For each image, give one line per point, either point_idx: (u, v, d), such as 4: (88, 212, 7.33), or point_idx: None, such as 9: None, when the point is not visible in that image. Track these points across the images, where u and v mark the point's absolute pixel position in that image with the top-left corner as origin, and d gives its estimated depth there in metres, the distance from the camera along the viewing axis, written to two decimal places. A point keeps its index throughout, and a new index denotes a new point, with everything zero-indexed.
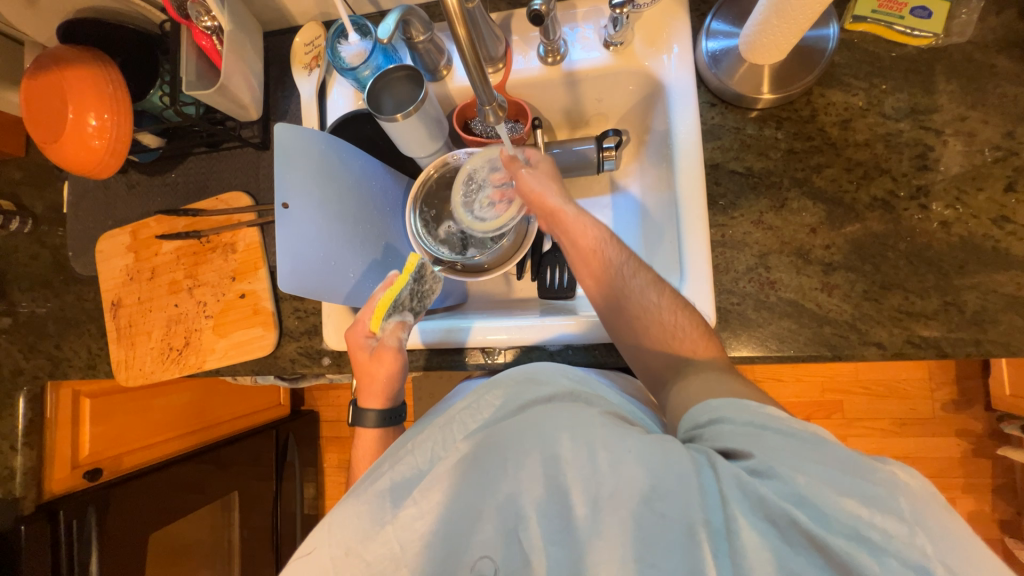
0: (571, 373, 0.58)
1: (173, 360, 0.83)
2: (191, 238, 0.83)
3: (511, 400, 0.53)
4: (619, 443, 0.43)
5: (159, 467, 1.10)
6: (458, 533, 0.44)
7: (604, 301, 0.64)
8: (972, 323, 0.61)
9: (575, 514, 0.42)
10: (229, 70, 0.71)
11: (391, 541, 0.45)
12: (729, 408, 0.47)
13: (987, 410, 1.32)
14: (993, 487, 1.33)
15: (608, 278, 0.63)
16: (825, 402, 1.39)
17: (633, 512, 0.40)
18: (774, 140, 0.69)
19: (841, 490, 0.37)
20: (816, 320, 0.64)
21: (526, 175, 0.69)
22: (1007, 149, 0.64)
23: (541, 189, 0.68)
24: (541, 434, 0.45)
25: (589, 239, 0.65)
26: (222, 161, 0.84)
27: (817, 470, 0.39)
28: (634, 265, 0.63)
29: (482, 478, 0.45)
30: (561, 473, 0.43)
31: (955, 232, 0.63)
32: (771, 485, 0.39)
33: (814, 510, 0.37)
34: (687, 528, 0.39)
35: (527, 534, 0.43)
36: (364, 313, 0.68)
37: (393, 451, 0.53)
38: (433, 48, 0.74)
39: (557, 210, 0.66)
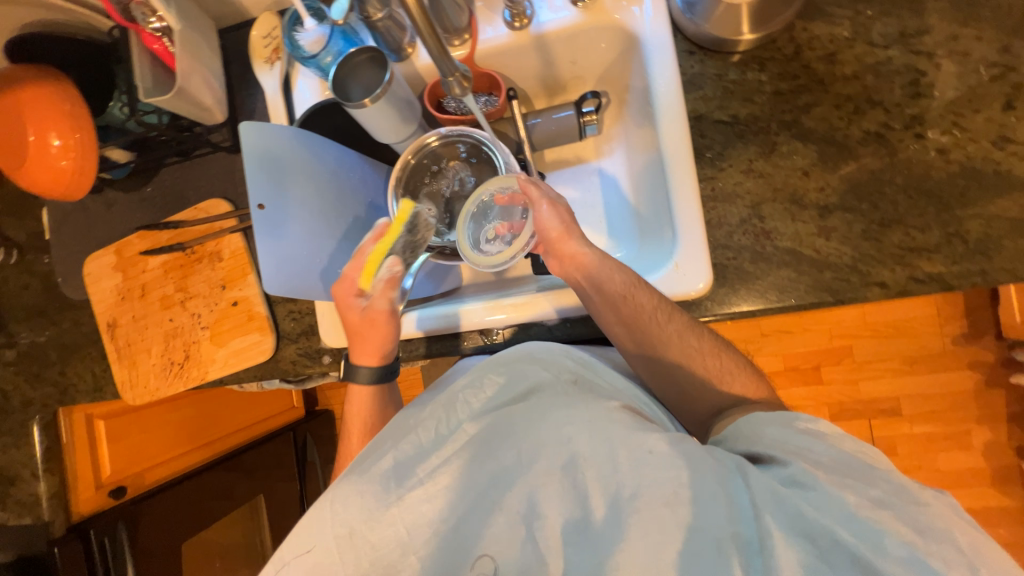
0: (574, 352, 0.58)
1: (177, 374, 0.83)
2: (176, 251, 0.81)
3: (512, 385, 0.54)
4: (640, 441, 0.44)
5: (186, 477, 1.13)
6: (471, 525, 0.46)
7: (631, 340, 0.61)
8: (976, 252, 0.59)
9: (594, 515, 0.43)
10: (186, 72, 0.69)
11: (398, 523, 0.46)
12: (769, 419, 0.50)
13: (998, 340, 1.31)
14: (1009, 415, 1.32)
15: (640, 324, 0.61)
16: (834, 348, 1.39)
17: (659, 517, 0.41)
18: (758, 84, 0.66)
19: (897, 516, 0.38)
20: (815, 266, 0.63)
21: (548, 209, 0.65)
22: (1004, 65, 0.60)
23: (564, 226, 0.65)
24: (561, 430, 0.47)
25: (621, 273, 0.62)
26: (195, 168, 0.82)
27: (868, 493, 0.40)
28: (667, 309, 0.61)
29: (499, 472, 0.47)
30: (579, 472, 0.44)
31: (953, 158, 0.60)
32: (816, 502, 0.40)
33: (860, 530, 0.38)
34: (716, 545, 0.39)
35: (543, 532, 0.44)
36: (353, 268, 0.66)
37: (395, 432, 0.53)
38: (393, 25, 0.71)
39: (578, 253, 0.64)
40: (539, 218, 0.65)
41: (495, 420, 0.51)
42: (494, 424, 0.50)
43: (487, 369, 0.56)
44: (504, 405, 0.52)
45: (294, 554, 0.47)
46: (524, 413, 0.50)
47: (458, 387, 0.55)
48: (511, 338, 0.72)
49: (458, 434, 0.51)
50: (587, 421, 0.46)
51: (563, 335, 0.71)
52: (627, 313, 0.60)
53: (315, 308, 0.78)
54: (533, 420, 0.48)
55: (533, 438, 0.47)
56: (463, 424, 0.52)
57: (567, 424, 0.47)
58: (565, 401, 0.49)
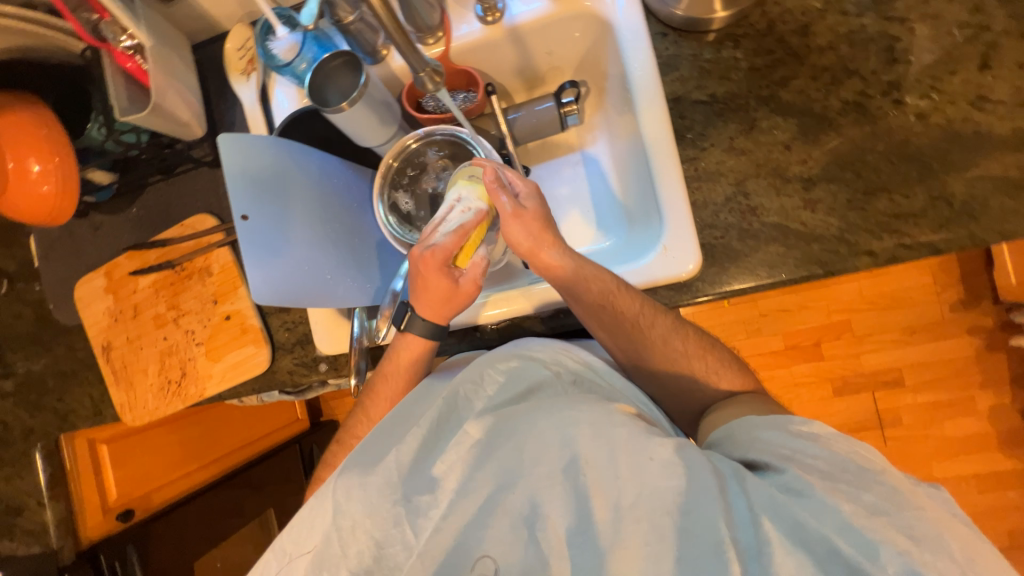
0: (570, 356, 0.58)
1: (175, 393, 0.83)
2: (166, 269, 0.81)
3: (514, 381, 0.55)
4: (642, 446, 0.43)
5: (196, 494, 1.13)
6: (473, 530, 0.45)
7: (614, 341, 0.63)
8: (963, 214, 0.59)
9: (597, 519, 0.42)
10: (161, 88, 0.69)
11: (403, 524, 0.47)
12: (763, 423, 0.49)
13: (995, 303, 1.31)
14: (1012, 377, 1.32)
15: (623, 329, 0.62)
16: (834, 324, 1.39)
17: (657, 525, 0.41)
18: (734, 61, 0.66)
19: (893, 523, 0.37)
20: (803, 239, 0.63)
21: (515, 225, 0.62)
22: (977, 25, 0.60)
23: (533, 242, 0.62)
24: (562, 430, 0.47)
25: (600, 284, 0.61)
26: (179, 185, 0.82)
27: (862, 499, 0.39)
28: (650, 314, 0.62)
29: (501, 472, 0.47)
30: (581, 474, 0.44)
31: (933, 122, 0.60)
32: (813, 511, 0.39)
33: (856, 539, 0.37)
34: (716, 548, 0.39)
35: (546, 533, 0.44)
36: (456, 241, 0.61)
37: (403, 425, 0.55)
38: (366, 27, 0.70)
39: (552, 265, 0.62)
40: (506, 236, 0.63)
41: (500, 419, 0.51)
42: (498, 424, 0.51)
43: (489, 367, 0.56)
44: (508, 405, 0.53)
45: (295, 541, 0.49)
46: (526, 413, 0.50)
47: (460, 381, 0.55)
48: (505, 332, 0.72)
49: (462, 434, 0.51)
50: (590, 423, 0.46)
51: (558, 326, 0.71)
52: (606, 321, 0.61)
53: (308, 316, 0.78)
54: (535, 419, 0.48)
55: (534, 438, 0.47)
56: (467, 423, 0.52)
57: (569, 425, 0.47)
58: (567, 403, 0.49)
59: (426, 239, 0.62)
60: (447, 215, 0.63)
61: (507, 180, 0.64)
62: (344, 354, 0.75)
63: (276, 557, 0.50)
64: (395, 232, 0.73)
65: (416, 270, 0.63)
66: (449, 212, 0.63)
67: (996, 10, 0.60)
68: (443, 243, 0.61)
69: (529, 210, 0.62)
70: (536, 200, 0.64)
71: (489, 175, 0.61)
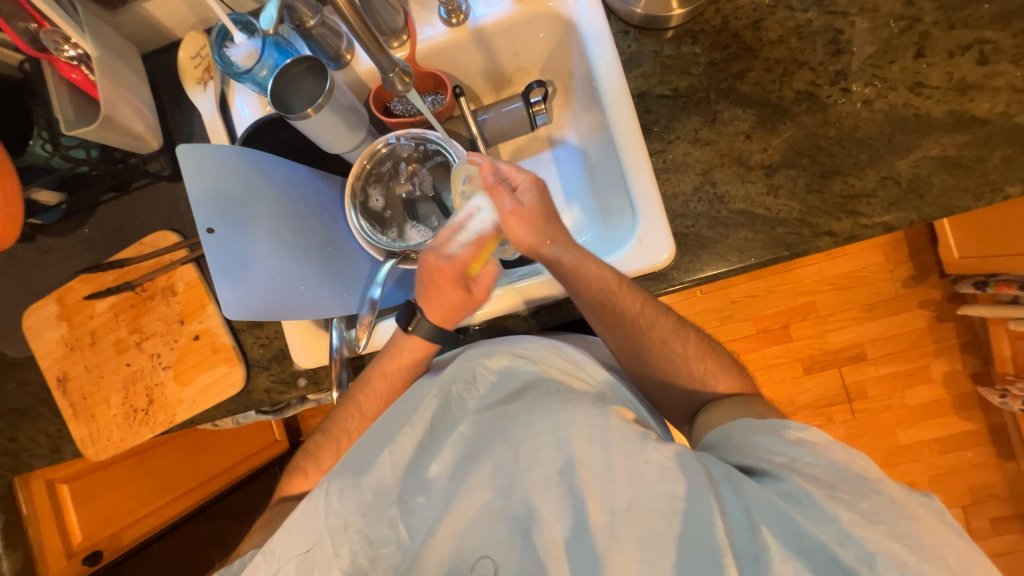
0: (559, 355, 0.58)
1: (143, 421, 0.78)
2: (124, 291, 0.77)
3: (506, 381, 0.55)
4: (638, 451, 0.45)
5: (169, 530, 1.11)
6: (469, 534, 0.46)
7: (614, 335, 0.64)
8: (910, 193, 0.63)
9: (593, 521, 0.43)
10: (111, 99, 0.65)
11: (396, 525, 0.49)
12: (759, 428, 0.49)
13: (942, 277, 1.41)
14: (961, 345, 1.42)
15: (625, 326, 0.63)
16: (800, 306, 1.45)
17: (652, 528, 0.42)
18: (693, 56, 0.69)
19: (891, 532, 0.38)
20: (768, 223, 0.66)
21: (513, 222, 0.61)
22: (910, 17, 0.65)
23: (534, 236, 0.62)
24: (557, 431, 0.48)
25: (602, 283, 0.61)
26: (135, 202, 0.78)
27: (860, 508, 0.39)
28: (654, 315, 0.63)
29: (495, 472, 0.47)
30: (577, 477, 0.44)
31: (877, 108, 0.65)
32: (813, 518, 0.39)
33: (857, 549, 0.37)
34: (713, 553, 0.39)
35: (541, 536, 0.44)
36: (473, 253, 0.63)
37: (398, 421, 0.56)
38: (328, 32, 0.69)
39: (553, 262, 0.62)
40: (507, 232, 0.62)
41: (492, 418, 0.52)
42: (492, 423, 0.51)
43: (480, 366, 0.57)
44: (501, 403, 0.54)
45: (285, 543, 0.49)
46: (520, 413, 0.51)
47: (451, 379, 0.56)
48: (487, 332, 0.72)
49: (457, 435, 0.52)
50: (585, 425, 0.47)
51: (541, 323, 0.71)
52: (606, 320, 0.63)
53: (283, 330, 0.75)
54: (529, 420, 0.49)
55: (528, 439, 0.48)
56: (462, 425, 0.53)
57: (564, 427, 0.48)
58: (561, 405, 0.50)
59: (441, 248, 0.63)
60: (465, 224, 0.63)
61: (504, 175, 0.63)
62: (323, 367, 0.73)
63: (263, 557, 0.49)
64: (369, 239, 0.72)
65: (425, 276, 0.64)
66: (468, 219, 0.64)
67: (926, 3, 0.65)
68: (459, 253, 0.62)
69: (527, 205, 0.61)
70: (535, 193, 0.62)
71: (488, 175, 0.62)
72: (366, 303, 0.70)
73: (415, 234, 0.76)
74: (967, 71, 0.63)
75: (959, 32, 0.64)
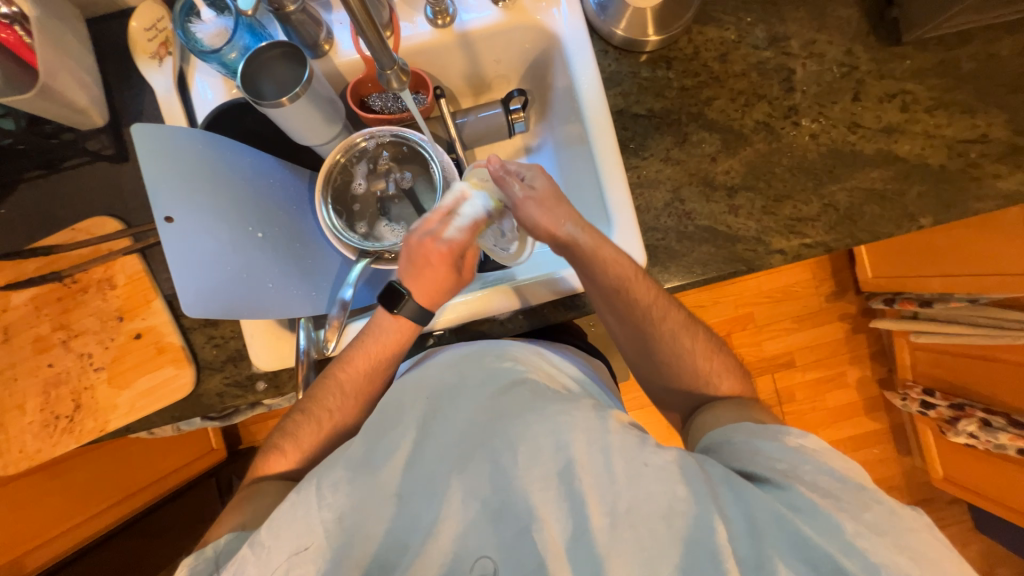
0: (544, 361, 0.64)
1: (65, 429, 0.69)
2: (50, 282, 0.68)
3: (496, 380, 0.59)
4: (638, 452, 0.48)
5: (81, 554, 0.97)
6: (471, 534, 0.47)
7: (623, 324, 0.67)
8: (846, 218, 0.72)
9: (594, 524, 0.45)
10: (52, 66, 0.60)
11: (387, 517, 0.49)
12: (760, 434, 0.54)
13: (857, 293, 1.59)
14: (872, 354, 1.61)
15: (633, 316, 0.66)
16: (740, 316, 1.58)
17: (653, 530, 0.45)
18: (667, 80, 0.74)
19: (894, 543, 0.42)
20: (729, 240, 0.71)
21: (528, 205, 0.63)
22: (849, 65, 0.73)
23: (550, 219, 0.63)
24: (556, 432, 0.50)
25: (620, 269, 0.62)
26: (67, 183, 0.70)
27: (864, 518, 0.44)
28: (663, 306, 0.66)
29: (494, 470, 0.49)
30: (576, 476, 0.47)
31: (822, 141, 0.73)
32: (819, 529, 0.43)
33: (860, 560, 0.41)
34: (715, 558, 0.43)
35: (540, 531, 0.45)
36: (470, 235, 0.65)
37: (388, 420, 0.57)
38: (308, 19, 0.66)
39: (569, 241, 0.63)
40: (519, 213, 0.64)
41: (488, 417, 0.54)
42: (488, 422, 0.53)
43: (475, 368, 0.60)
44: (495, 401, 0.55)
45: (274, 536, 0.48)
46: (518, 413, 0.53)
47: (442, 381, 0.60)
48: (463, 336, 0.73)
49: (453, 432, 0.54)
50: (584, 427, 0.50)
51: (517, 327, 0.73)
52: (618, 305, 0.65)
53: (241, 330, 0.70)
54: (527, 421, 0.51)
55: (527, 438, 0.50)
56: (456, 424, 0.55)
57: (564, 428, 0.50)
58: (559, 406, 0.53)
59: (439, 233, 0.64)
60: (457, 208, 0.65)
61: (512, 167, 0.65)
62: (286, 369, 0.69)
63: (251, 550, 0.48)
64: (343, 237, 0.68)
65: (417, 254, 0.64)
66: (460, 205, 0.65)
67: (862, 53, 0.73)
68: (457, 236, 0.64)
69: (540, 189, 0.64)
70: (545, 178, 0.65)
71: (495, 165, 0.64)
72: (336, 304, 0.65)
73: (389, 232, 0.74)
74: (893, 116, 0.72)
75: (888, 82, 0.73)
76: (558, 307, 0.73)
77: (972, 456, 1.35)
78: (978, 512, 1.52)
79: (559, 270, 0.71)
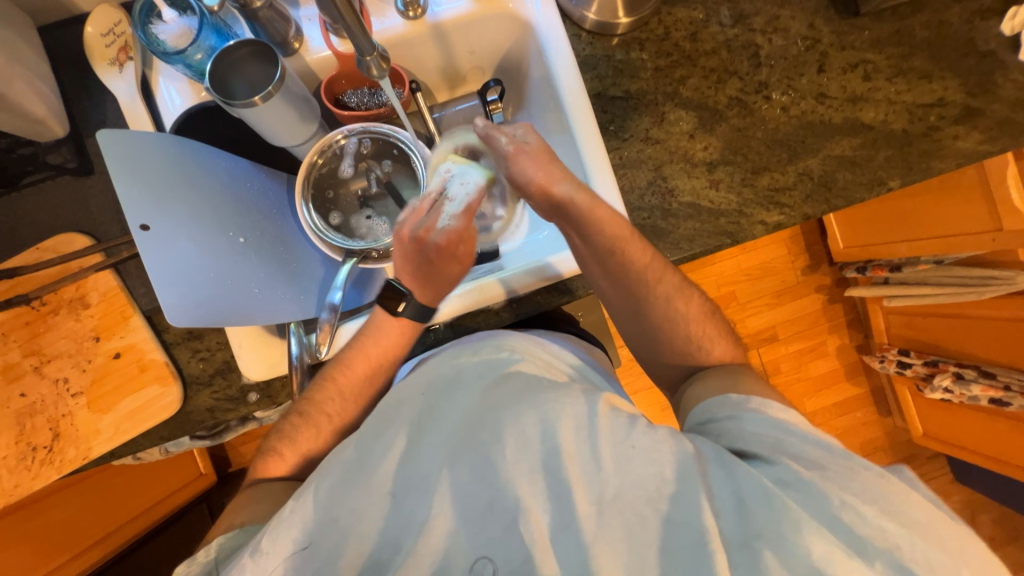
0: (543, 351, 0.63)
1: (45, 461, 0.66)
2: (17, 307, 0.65)
3: (489, 372, 0.58)
4: (625, 436, 0.49)
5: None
6: (461, 533, 0.46)
7: (617, 287, 0.67)
8: (821, 185, 0.74)
9: (581, 512, 0.45)
10: (6, 76, 0.58)
11: (377, 519, 0.48)
12: (745, 406, 0.55)
13: (831, 265, 1.64)
14: (849, 322, 1.67)
15: (631, 281, 0.66)
16: (723, 295, 1.61)
17: (640, 515, 0.45)
18: (641, 62, 0.75)
19: (883, 511, 0.42)
20: (712, 214, 0.73)
21: (521, 159, 0.60)
22: (812, 38, 0.76)
23: (545, 175, 0.60)
24: (544, 421, 0.50)
25: (614, 229, 0.63)
26: (31, 201, 0.67)
27: (854, 488, 0.44)
28: (660, 272, 0.67)
29: (482, 463, 0.48)
30: (564, 467, 0.47)
31: (791, 113, 0.75)
32: (805, 503, 0.44)
33: (844, 531, 0.42)
34: (699, 538, 0.43)
35: (529, 527, 0.44)
36: (466, 224, 0.60)
37: (385, 422, 0.56)
38: (276, 16, 0.64)
39: (567, 201, 0.61)
40: (512, 167, 0.61)
41: (479, 409, 0.53)
42: (479, 413, 0.53)
43: (471, 359, 0.60)
44: (487, 393, 0.55)
45: (274, 542, 0.47)
46: (509, 403, 0.52)
47: (438, 376, 0.59)
48: (459, 331, 0.73)
49: (448, 427, 0.53)
50: (572, 414, 0.50)
51: (512, 317, 0.72)
52: (610, 264, 0.65)
53: (227, 340, 0.67)
54: (518, 410, 0.51)
55: (515, 428, 0.50)
56: (449, 418, 0.54)
57: (552, 417, 0.50)
58: (549, 395, 0.53)
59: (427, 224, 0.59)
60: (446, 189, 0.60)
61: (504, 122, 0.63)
62: (278, 377, 0.67)
63: (252, 558, 0.46)
64: (327, 239, 0.67)
65: (409, 254, 0.60)
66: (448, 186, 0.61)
67: (824, 26, 0.76)
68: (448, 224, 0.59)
69: (534, 144, 0.61)
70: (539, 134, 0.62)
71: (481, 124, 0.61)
72: (325, 307, 0.63)
73: (380, 225, 0.72)
74: (856, 85, 0.75)
75: (849, 53, 0.76)
76: (552, 293, 0.73)
77: (947, 410, 1.41)
78: (959, 464, 1.59)
79: (548, 257, 0.70)
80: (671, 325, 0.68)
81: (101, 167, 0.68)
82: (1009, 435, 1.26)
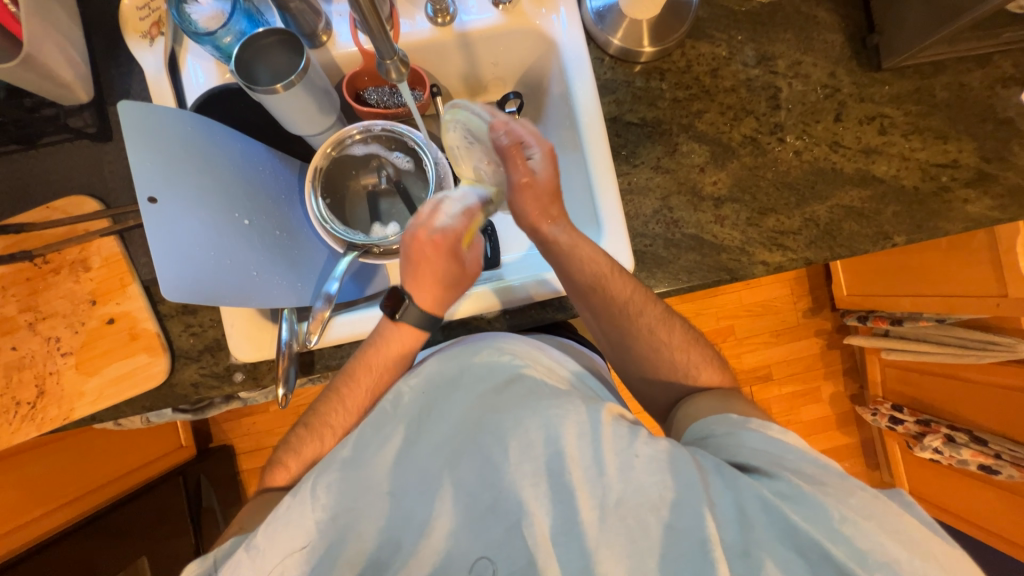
0: (544, 356, 0.63)
1: (26, 416, 0.66)
2: (20, 262, 0.66)
3: (495, 374, 0.59)
4: (628, 445, 0.49)
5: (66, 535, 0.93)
6: (462, 533, 0.47)
7: (596, 320, 0.69)
8: (826, 233, 0.74)
9: (584, 518, 0.46)
10: (38, 38, 0.59)
11: (380, 512, 0.50)
12: (743, 424, 0.55)
13: (833, 311, 1.63)
14: (845, 370, 1.66)
15: (612, 318, 0.67)
16: (722, 328, 1.61)
17: (642, 522, 0.46)
18: (660, 91, 0.76)
19: (880, 527, 0.43)
20: (714, 249, 0.73)
21: (526, 194, 0.61)
22: (832, 87, 0.76)
23: (539, 213, 0.63)
24: (547, 427, 0.51)
25: (594, 266, 0.64)
26: (47, 160, 0.69)
27: (850, 503, 0.44)
28: (638, 301, 0.67)
29: (486, 465, 0.50)
30: (567, 474, 0.48)
31: (804, 158, 0.75)
32: (805, 515, 0.44)
33: (847, 545, 0.42)
34: (700, 545, 0.44)
35: (533, 530, 0.46)
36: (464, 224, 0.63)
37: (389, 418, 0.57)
38: (307, 8, 0.66)
39: (551, 242, 0.64)
40: (514, 198, 0.63)
41: (480, 414, 0.54)
42: (479, 417, 0.54)
43: (472, 360, 0.60)
44: (488, 399, 0.56)
45: (271, 539, 0.48)
46: (511, 408, 0.53)
47: (439, 375, 0.59)
48: (449, 334, 0.73)
49: (448, 425, 0.55)
50: (574, 421, 0.51)
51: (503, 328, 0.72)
52: (593, 302, 0.66)
53: (220, 319, 0.68)
54: (520, 415, 0.52)
55: (518, 433, 0.51)
56: (450, 418, 0.55)
57: (555, 422, 0.51)
58: (553, 401, 0.54)
59: (430, 220, 0.62)
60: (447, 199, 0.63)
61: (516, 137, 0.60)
62: (264, 361, 0.67)
63: (246, 553, 0.47)
64: (333, 230, 0.67)
65: (413, 250, 0.62)
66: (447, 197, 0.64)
67: (844, 76, 0.76)
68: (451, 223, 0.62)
69: (540, 179, 0.61)
70: (549, 165, 0.62)
71: (501, 135, 0.59)
72: (320, 297, 0.64)
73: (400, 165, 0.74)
74: (871, 138, 0.75)
75: (867, 105, 0.76)
76: (546, 308, 0.72)
77: (934, 470, 1.40)
78: None
79: (543, 271, 0.71)
80: (657, 355, 0.68)
81: (119, 135, 0.69)
82: (995, 504, 1.24)
